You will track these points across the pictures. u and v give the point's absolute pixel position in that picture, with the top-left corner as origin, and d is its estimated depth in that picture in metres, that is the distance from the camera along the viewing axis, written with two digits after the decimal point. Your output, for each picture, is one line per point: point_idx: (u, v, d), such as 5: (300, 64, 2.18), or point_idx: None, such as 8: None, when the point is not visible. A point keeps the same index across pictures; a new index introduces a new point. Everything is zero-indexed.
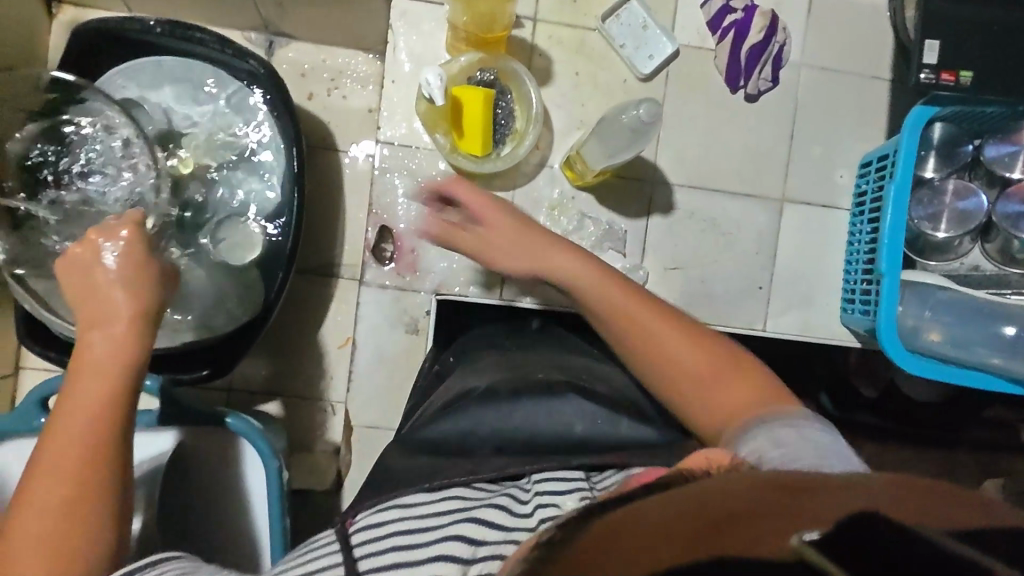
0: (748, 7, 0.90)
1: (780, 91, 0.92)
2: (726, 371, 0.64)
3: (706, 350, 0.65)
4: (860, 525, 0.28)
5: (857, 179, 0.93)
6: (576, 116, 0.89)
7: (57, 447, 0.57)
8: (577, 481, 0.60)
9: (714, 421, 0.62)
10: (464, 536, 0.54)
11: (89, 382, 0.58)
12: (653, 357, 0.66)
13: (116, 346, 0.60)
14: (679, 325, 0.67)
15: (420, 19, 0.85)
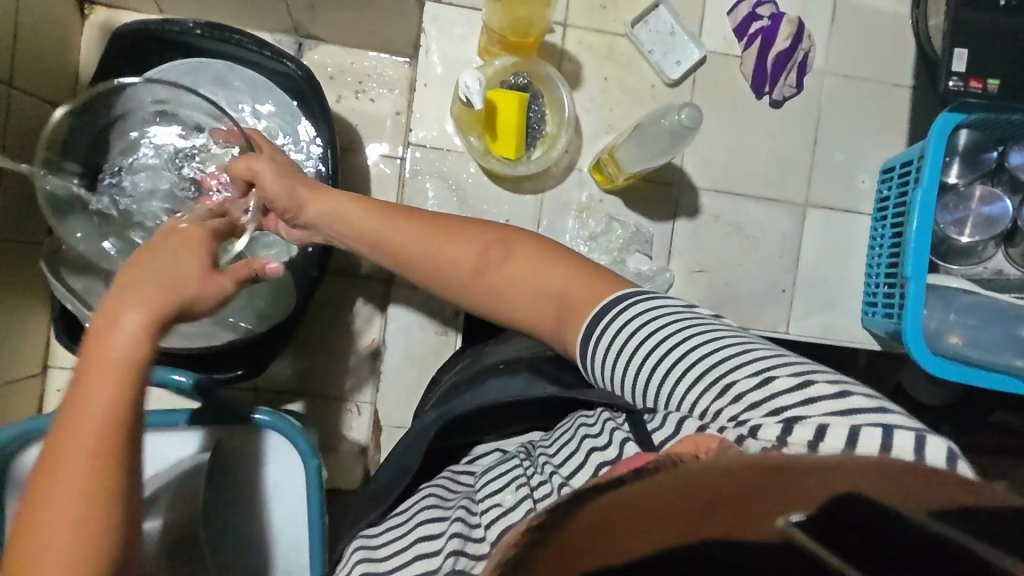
0: (775, 14, 0.92)
1: (804, 98, 0.93)
2: (542, 261, 0.60)
3: (512, 248, 0.61)
4: (847, 512, 0.26)
5: (878, 185, 0.94)
6: (605, 121, 0.90)
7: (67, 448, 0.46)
8: (514, 470, 0.57)
9: (557, 321, 0.57)
10: (419, 561, 0.54)
11: (110, 373, 0.48)
12: (467, 272, 0.62)
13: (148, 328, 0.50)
14: (468, 233, 0.63)
15: (453, 25, 0.87)
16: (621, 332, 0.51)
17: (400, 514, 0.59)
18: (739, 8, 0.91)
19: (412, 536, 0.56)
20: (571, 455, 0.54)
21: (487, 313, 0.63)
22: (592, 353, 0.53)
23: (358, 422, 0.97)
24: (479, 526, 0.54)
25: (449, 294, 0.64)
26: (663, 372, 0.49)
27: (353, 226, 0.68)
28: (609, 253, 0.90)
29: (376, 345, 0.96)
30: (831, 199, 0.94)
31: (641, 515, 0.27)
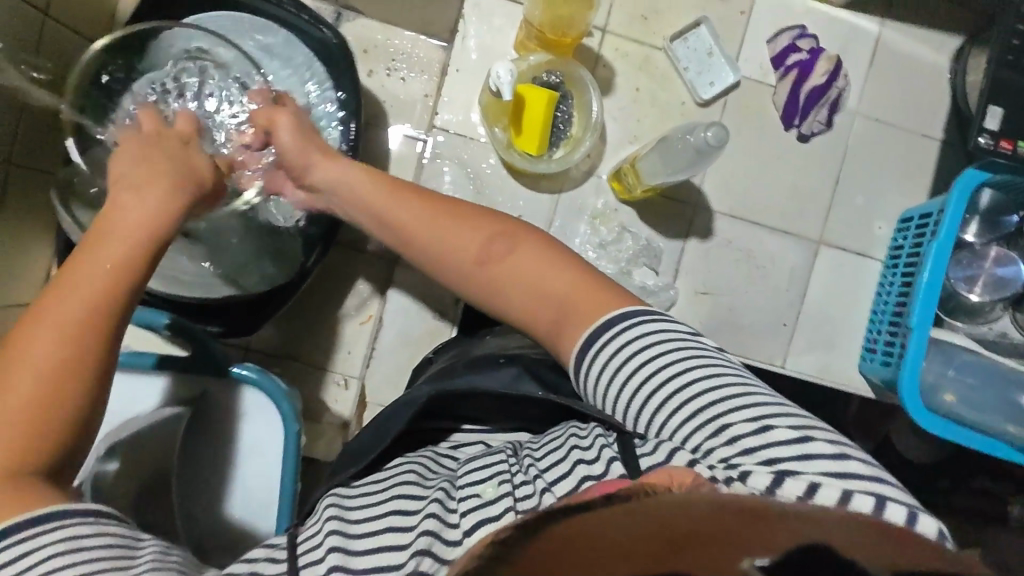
0: (814, 49, 0.92)
1: (831, 136, 0.93)
2: (544, 262, 0.55)
3: (518, 243, 0.56)
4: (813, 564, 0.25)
5: (894, 233, 0.94)
6: (630, 131, 0.90)
7: (43, 331, 0.47)
8: (499, 464, 0.50)
9: (553, 328, 0.52)
10: (391, 534, 0.44)
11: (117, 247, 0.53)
12: (467, 265, 0.57)
13: (101, 302, 0.50)
14: (470, 222, 0.58)
15: (492, 14, 0.87)
16: (620, 350, 0.48)
17: (378, 480, 0.50)
18: (780, 38, 0.91)
19: (388, 506, 0.46)
20: (562, 459, 0.49)
21: (485, 309, 0.57)
22: (584, 369, 0.50)
23: (344, 395, 0.96)
24: (454, 510, 0.46)
25: (445, 280, 0.59)
26: (659, 402, 0.46)
27: (357, 201, 0.64)
28: (617, 263, 0.90)
29: (373, 322, 0.96)
30: (846, 240, 0.94)
31: (614, 549, 0.26)
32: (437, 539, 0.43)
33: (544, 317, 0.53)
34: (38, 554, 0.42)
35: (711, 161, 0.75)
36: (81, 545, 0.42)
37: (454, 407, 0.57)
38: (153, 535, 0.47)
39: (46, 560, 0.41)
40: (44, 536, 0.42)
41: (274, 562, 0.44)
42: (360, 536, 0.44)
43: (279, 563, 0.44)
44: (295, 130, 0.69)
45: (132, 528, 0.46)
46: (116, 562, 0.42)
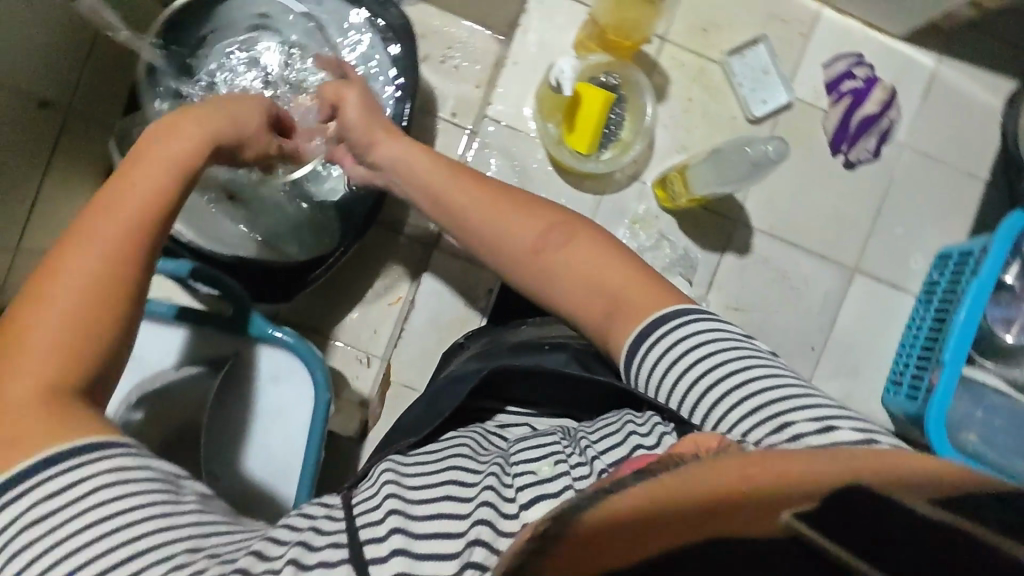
0: (870, 78, 0.92)
1: (877, 166, 0.93)
2: (602, 254, 0.55)
3: (575, 234, 0.56)
4: (853, 507, 0.26)
5: (930, 268, 0.94)
6: (679, 140, 0.90)
7: (34, 330, 0.41)
8: (554, 444, 0.48)
9: (606, 321, 0.52)
10: (449, 502, 0.42)
11: (115, 228, 0.44)
12: (522, 252, 0.57)
13: (90, 293, 0.42)
14: (528, 210, 0.58)
15: (554, 12, 0.88)
16: (676, 347, 0.48)
17: (431, 451, 0.48)
18: (836, 63, 0.92)
19: (443, 475, 0.44)
20: (623, 441, 0.47)
21: (536, 297, 0.57)
22: (636, 365, 0.50)
23: (367, 373, 0.97)
24: (511, 485, 0.44)
25: (497, 264, 0.59)
26: (715, 400, 0.46)
27: (417, 178, 0.65)
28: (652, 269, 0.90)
29: (402, 304, 0.97)
30: (881, 270, 0.94)
31: (653, 529, 0.27)
32: (496, 511, 0.41)
33: (597, 308, 0.53)
34: (85, 485, 0.38)
35: (766, 173, 0.76)
36: (132, 482, 0.39)
37: (503, 387, 0.55)
38: (191, 478, 0.44)
39: (95, 493, 0.38)
40: (90, 472, 0.39)
41: (332, 520, 0.42)
42: (417, 502, 0.42)
43: (336, 522, 0.42)
44: (356, 102, 0.69)
45: (175, 469, 0.43)
46: (163, 504, 0.40)
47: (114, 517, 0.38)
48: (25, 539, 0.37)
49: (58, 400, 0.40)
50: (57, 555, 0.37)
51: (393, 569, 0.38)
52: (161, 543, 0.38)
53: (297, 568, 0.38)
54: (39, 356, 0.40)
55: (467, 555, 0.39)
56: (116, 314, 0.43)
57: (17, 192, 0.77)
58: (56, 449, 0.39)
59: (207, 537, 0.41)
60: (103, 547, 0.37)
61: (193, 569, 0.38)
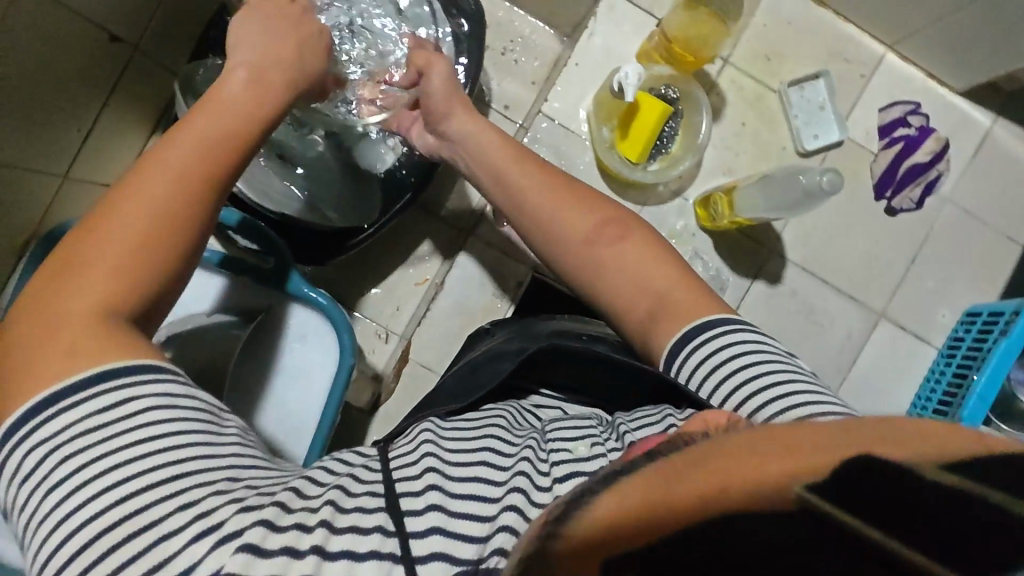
0: (923, 127, 0.93)
1: (918, 215, 0.93)
2: (654, 256, 0.57)
3: (627, 232, 0.58)
4: (865, 476, 0.23)
5: (956, 323, 0.94)
6: (726, 162, 0.91)
7: (96, 250, 0.44)
8: (589, 429, 0.51)
9: (648, 320, 0.54)
10: (484, 467, 0.44)
11: (180, 169, 0.47)
12: (575, 241, 0.59)
13: (149, 226, 0.45)
14: (588, 203, 0.60)
15: (622, 20, 0.90)
16: (723, 351, 0.49)
17: (469, 422, 0.50)
18: (892, 109, 0.93)
19: (480, 443, 0.46)
20: (658, 429, 0.49)
21: (581, 286, 0.59)
22: (683, 363, 0.51)
23: (381, 348, 0.97)
24: (545, 460, 0.46)
25: (547, 249, 0.61)
26: (755, 407, 0.47)
27: (481, 155, 0.66)
28: None
29: (428, 286, 0.97)
30: (907, 319, 0.94)
31: (650, 516, 0.24)
32: (531, 481, 0.43)
33: (642, 305, 0.55)
34: (135, 405, 0.39)
35: (817, 204, 0.76)
36: (179, 409, 0.41)
37: (546, 367, 0.58)
38: (232, 414, 0.46)
39: (143, 413, 0.39)
40: (142, 390, 0.40)
41: (369, 470, 0.44)
42: (454, 464, 0.44)
43: (372, 473, 0.44)
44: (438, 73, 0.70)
45: (217, 403, 0.45)
46: (206, 433, 0.41)
47: (156, 439, 0.39)
48: (72, 450, 0.38)
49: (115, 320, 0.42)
50: (98, 470, 0.38)
51: (428, 523, 0.39)
52: (205, 469, 0.40)
53: (335, 509, 0.40)
54: (103, 270, 0.43)
55: (501, 518, 0.40)
56: (181, 241, 0.46)
57: (76, 118, 0.78)
58: (116, 365, 0.40)
59: (246, 470, 0.42)
60: (146, 466, 0.38)
61: (232, 497, 0.39)
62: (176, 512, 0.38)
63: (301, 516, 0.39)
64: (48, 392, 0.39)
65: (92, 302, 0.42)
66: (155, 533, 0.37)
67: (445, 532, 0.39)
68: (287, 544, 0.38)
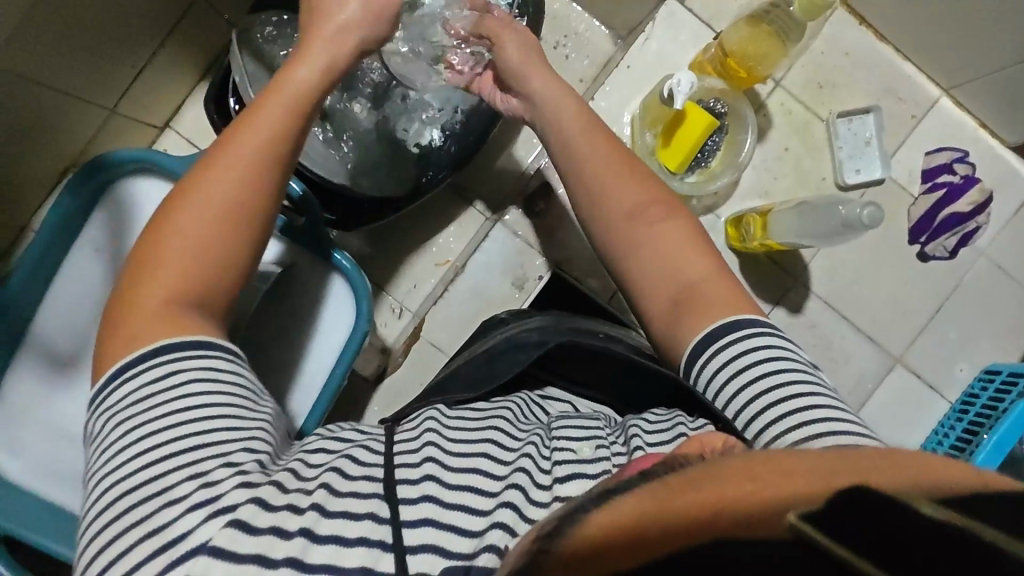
0: (968, 177, 0.92)
1: (950, 265, 0.92)
2: (690, 247, 0.58)
3: (672, 215, 0.59)
4: (858, 506, 0.22)
5: (973, 379, 0.92)
6: (764, 185, 0.90)
7: (174, 230, 0.48)
8: (595, 430, 0.50)
9: (671, 309, 0.55)
10: (485, 459, 0.44)
11: (245, 153, 0.50)
12: (617, 212, 0.60)
13: (222, 210, 0.49)
14: (639, 180, 0.61)
15: (680, 29, 0.90)
16: (752, 352, 0.49)
17: (475, 413, 0.50)
18: (939, 154, 0.92)
19: (483, 435, 0.46)
20: (667, 439, 0.49)
21: (613, 263, 0.60)
22: (723, 344, 0.50)
23: (395, 324, 0.95)
24: (547, 458, 0.46)
25: (586, 219, 0.62)
26: (771, 411, 0.47)
27: (557, 121, 0.65)
28: None
29: (448, 268, 0.95)
30: (924, 368, 0.92)
31: (641, 538, 0.24)
32: (531, 479, 0.43)
33: (666, 290, 0.56)
34: (179, 376, 0.42)
35: (854, 233, 0.74)
36: (217, 382, 0.43)
37: (563, 361, 0.60)
38: (270, 399, 0.47)
39: (183, 384, 0.42)
40: (187, 362, 0.42)
41: (370, 453, 0.44)
42: (453, 453, 0.43)
43: (373, 455, 0.44)
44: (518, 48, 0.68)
45: (258, 382, 0.47)
46: (237, 408, 0.43)
47: (189, 408, 0.41)
48: (119, 414, 0.41)
49: (170, 307, 0.45)
50: (129, 437, 0.40)
51: (421, 513, 0.38)
52: (223, 441, 0.41)
53: (329, 492, 0.40)
54: (176, 256, 0.47)
55: (496, 514, 0.39)
56: (243, 234, 0.49)
57: (131, 54, 0.79)
58: (168, 342, 0.43)
59: (264, 447, 0.43)
60: (169, 437, 0.40)
61: (239, 469, 0.40)
62: (186, 480, 0.39)
63: (293, 497, 0.39)
64: (120, 364, 0.43)
65: (153, 292, 0.46)
66: (164, 497, 0.38)
67: (437, 525, 0.38)
68: (275, 524, 0.37)
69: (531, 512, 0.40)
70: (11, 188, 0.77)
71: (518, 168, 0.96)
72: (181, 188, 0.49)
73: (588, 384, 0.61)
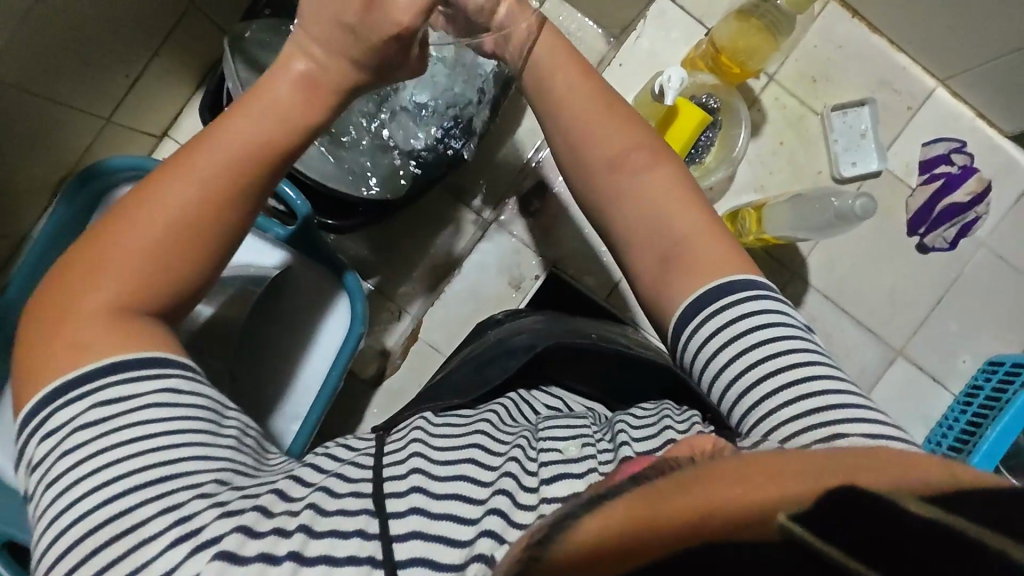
0: (966, 167, 0.91)
1: (950, 256, 0.92)
2: (681, 198, 0.58)
3: (659, 160, 0.60)
4: (848, 505, 0.22)
5: (977, 371, 0.91)
6: (759, 179, 0.90)
7: (115, 245, 0.46)
8: (582, 429, 0.50)
9: (658, 262, 0.56)
10: (472, 466, 0.44)
11: (198, 177, 0.47)
12: (604, 159, 0.60)
13: (167, 231, 0.47)
14: (628, 125, 0.61)
15: (672, 27, 0.90)
16: (749, 312, 0.49)
17: (462, 420, 0.51)
18: (936, 145, 0.91)
19: (469, 440, 0.47)
20: (652, 436, 0.48)
21: (601, 209, 0.61)
22: (724, 304, 0.50)
23: (395, 327, 0.96)
24: (533, 460, 0.46)
25: (572, 168, 0.62)
26: (763, 368, 0.47)
27: (540, 63, 0.62)
28: None
29: (445, 270, 0.96)
30: (925, 360, 0.92)
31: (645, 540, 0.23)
32: (517, 482, 0.43)
33: (652, 238, 0.57)
34: (135, 402, 0.42)
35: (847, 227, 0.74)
36: (179, 407, 0.43)
37: (555, 362, 0.61)
38: (236, 409, 0.48)
39: (143, 411, 0.41)
40: (144, 385, 0.42)
41: (358, 469, 0.44)
42: (439, 460, 0.44)
43: (361, 470, 0.44)
44: (545, 30, 0.62)
45: (224, 401, 0.47)
46: (203, 434, 0.43)
47: (151, 441, 0.41)
48: (70, 445, 0.41)
49: (124, 316, 0.45)
50: (88, 468, 0.40)
51: (409, 526, 0.39)
52: (190, 471, 0.41)
53: (316, 512, 0.40)
54: (117, 274, 0.46)
55: (484, 522, 0.39)
56: (189, 259, 0.48)
57: (126, 65, 0.80)
58: (121, 357, 0.43)
59: (233, 474, 0.43)
60: (130, 468, 0.40)
61: (215, 500, 0.40)
62: (158, 515, 0.39)
63: (281, 521, 0.40)
64: (57, 381, 0.42)
65: (97, 299, 0.45)
66: (136, 535, 0.39)
67: (424, 537, 0.39)
68: (263, 550, 0.38)
69: (519, 516, 0.40)
70: (10, 202, 0.78)
71: (516, 165, 0.96)
72: (133, 199, 0.48)
73: (579, 381, 0.62)
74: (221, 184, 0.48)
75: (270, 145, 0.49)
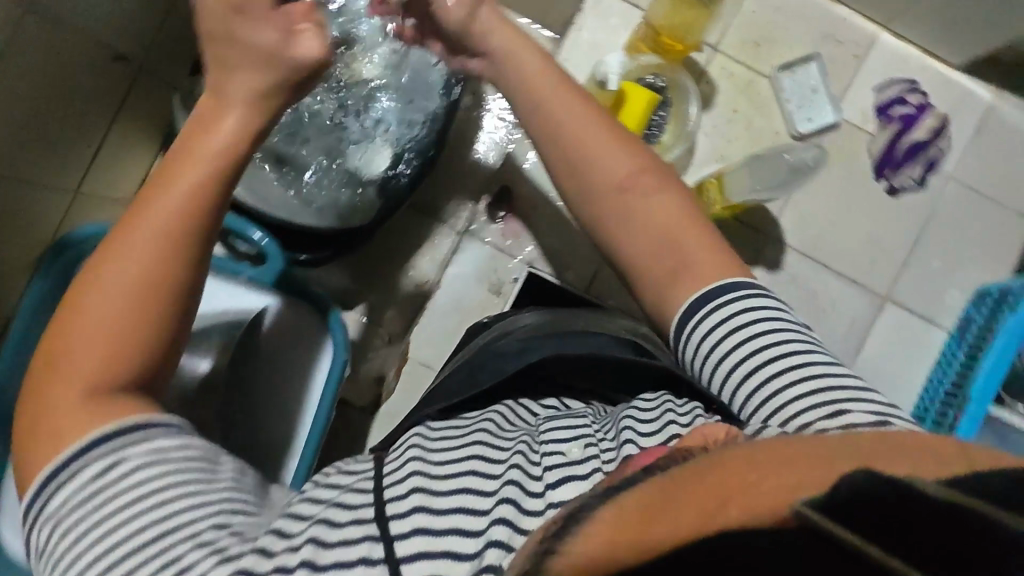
0: (922, 105, 0.91)
1: (920, 194, 0.92)
2: (687, 221, 0.59)
3: (665, 185, 0.61)
4: (865, 494, 0.21)
5: (966, 304, 0.91)
6: (718, 148, 0.90)
7: (81, 321, 0.47)
8: (583, 427, 0.50)
9: (667, 281, 0.57)
10: (473, 477, 0.44)
11: (148, 237, 0.48)
12: (608, 183, 0.61)
13: (127, 297, 0.47)
14: (630, 148, 0.62)
15: (609, 14, 0.91)
16: (748, 308, 0.52)
17: (460, 429, 0.51)
18: (887, 88, 0.92)
19: (471, 452, 0.46)
20: (654, 428, 0.49)
21: (606, 231, 0.62)
22: (723, 301, 0.53)
23: (387, 351, 0.97)
24: (536, 464, 0.46)
25: (577, 194, 0.63)
26: (767, 359, 0.49)
27: (521, 76, 0.63)
28: None
29: (429, 287, 0.97)
30: (913, 301, 0.92)
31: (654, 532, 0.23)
32: (523, 489, 0.43)
33: (660, 258, 0.58)
34: (124, 468, 0.42)
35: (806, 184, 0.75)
36: (169, 462, 0.43)
37: (551, 365, 0.60)
38: (229, 454, 0.48)
39: (136, 473, 0.42)
40: (132, 450, 0.43)
41: (357, 495, 0.44)
42: (441, 477, 0.44)
43: (359, 496, 0.44)
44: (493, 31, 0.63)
45: (217, 448, 0.47)
46: (197, 482, 0.43)
47: (145, 498, 0.42)
48: (70, 520, 0.42)
49: (101, 393, 0.45)
50: (90, 536, 0.41)
51: (414, 547, 0.40)
52: (187, 522, 0.42)
53: (318, 546, 0.41)
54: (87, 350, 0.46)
55: (491, 532, 0.40)
56: (155, 320, 0.48)
57: (86, 137, 0.81)
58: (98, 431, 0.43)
59: (234, 517, 0.44)
60: (131, 528, 0.41)
61: (214, 547, 0.41)
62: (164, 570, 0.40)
63: (282, 559, 0.41)
64: (49, 467, 0.43)
65: (71, 379, 0.45)
66: None
67: (431, 555, 0.39)
68: None
69: (525, 522, 0.41)
70: None
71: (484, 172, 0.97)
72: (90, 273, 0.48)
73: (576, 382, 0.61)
74: (163, 249, 0.48)
75: (211, 186, 0.50)
